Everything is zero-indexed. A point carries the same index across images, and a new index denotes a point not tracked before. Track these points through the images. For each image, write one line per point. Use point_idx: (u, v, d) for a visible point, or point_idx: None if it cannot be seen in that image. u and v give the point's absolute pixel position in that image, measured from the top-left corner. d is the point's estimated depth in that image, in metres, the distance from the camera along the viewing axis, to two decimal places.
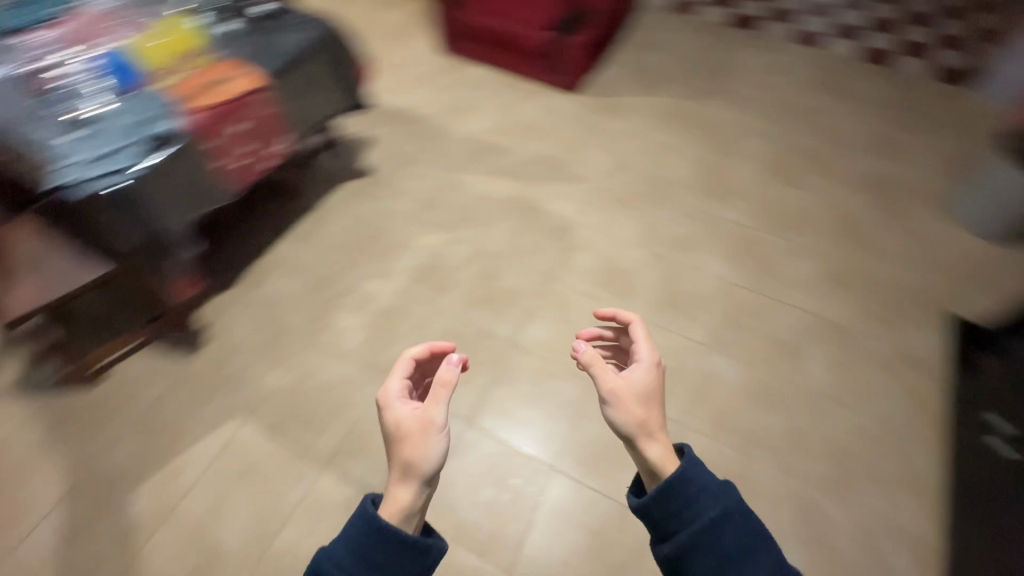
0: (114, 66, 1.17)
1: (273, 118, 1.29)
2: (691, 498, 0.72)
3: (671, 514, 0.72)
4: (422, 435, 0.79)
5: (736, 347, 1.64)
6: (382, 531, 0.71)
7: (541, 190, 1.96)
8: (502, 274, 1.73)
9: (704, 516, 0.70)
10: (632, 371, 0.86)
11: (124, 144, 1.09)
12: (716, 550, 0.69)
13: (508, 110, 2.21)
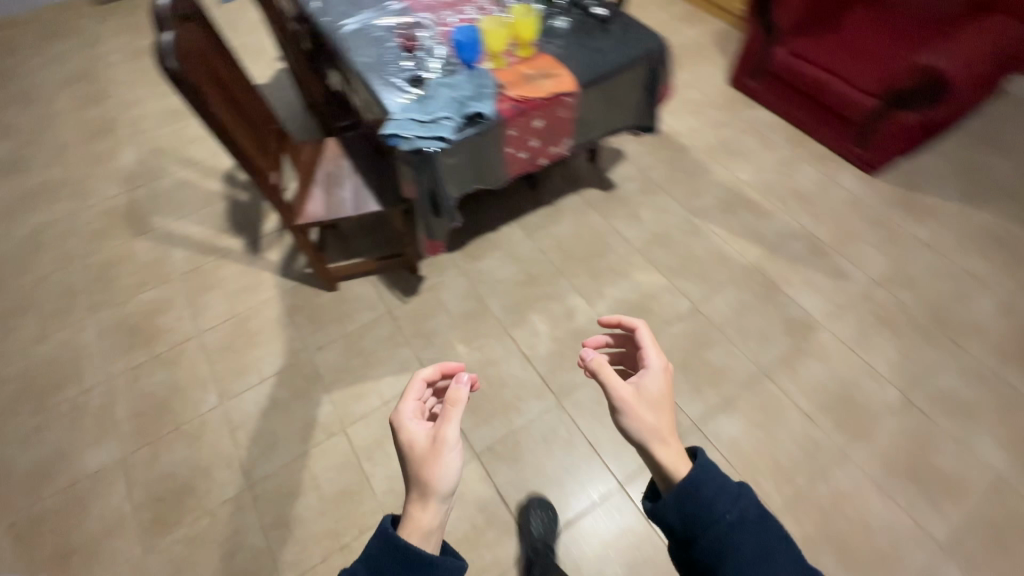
0: (464, 43, 1.20)
1: (569, 120, 1.29)
2: (702, 502, 0.51)
3: (689, 538, 0.51)
4: (430, 452, 0.66)
5: (987, 567, 1.23)
6: (397, 554, 0.56)
7: (790, 270, 1.70)
8: (714, 346, 1.55)
9: (721, 524, 0.50)
10: (644, 380, 0.69)
11: (448, 109, 1.13)
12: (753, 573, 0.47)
13: (783, 170, 1.96)
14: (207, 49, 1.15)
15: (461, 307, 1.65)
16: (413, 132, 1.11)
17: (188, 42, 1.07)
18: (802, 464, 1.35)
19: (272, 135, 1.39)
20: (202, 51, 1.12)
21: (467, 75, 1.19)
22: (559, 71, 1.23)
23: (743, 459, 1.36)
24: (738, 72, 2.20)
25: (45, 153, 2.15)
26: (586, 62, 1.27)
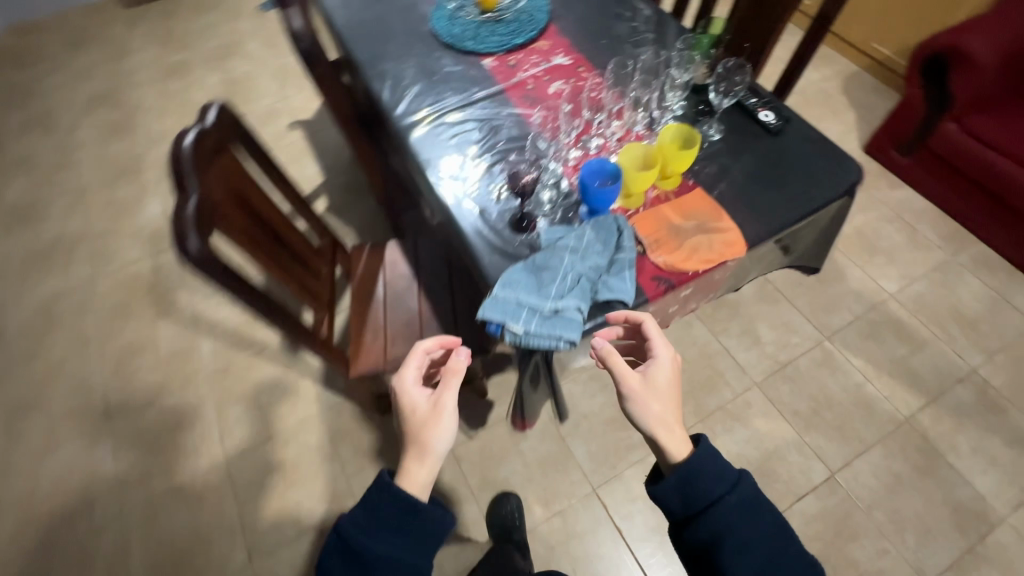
0: (599, 195, 0.85)
1: (719, 282, 0.95)
2: (701, 486, 0.66)
3: (690, 512, 0.66)
4: (426, 417, 0.70)
5: None
6: (400, 502, 0.63)
7: (955, 431, 1.34)
8: (860, 537, 1.22)
9: (715, 502, 0.65)
10: (653, 370, 0.76)
11: (578, 292, 0.79)
12: (738, 541, 0.63)
13: (939, 281, 1.57)
14: (242, 181, 0.84)
15: (538, 449, 1.35)
16: (529, 327, 0.78)
17: (216, 190, 0.76)
18: None
19: (320, 257, 1.09)
20: (236, 190, 0.82)
21: (598, 231, 0.85)
22: (722, 220, 0.89)
23: None
24: (879, 138, 1.78)
25: (64, 196, 1.91)
26: (757, 203, 0.92)
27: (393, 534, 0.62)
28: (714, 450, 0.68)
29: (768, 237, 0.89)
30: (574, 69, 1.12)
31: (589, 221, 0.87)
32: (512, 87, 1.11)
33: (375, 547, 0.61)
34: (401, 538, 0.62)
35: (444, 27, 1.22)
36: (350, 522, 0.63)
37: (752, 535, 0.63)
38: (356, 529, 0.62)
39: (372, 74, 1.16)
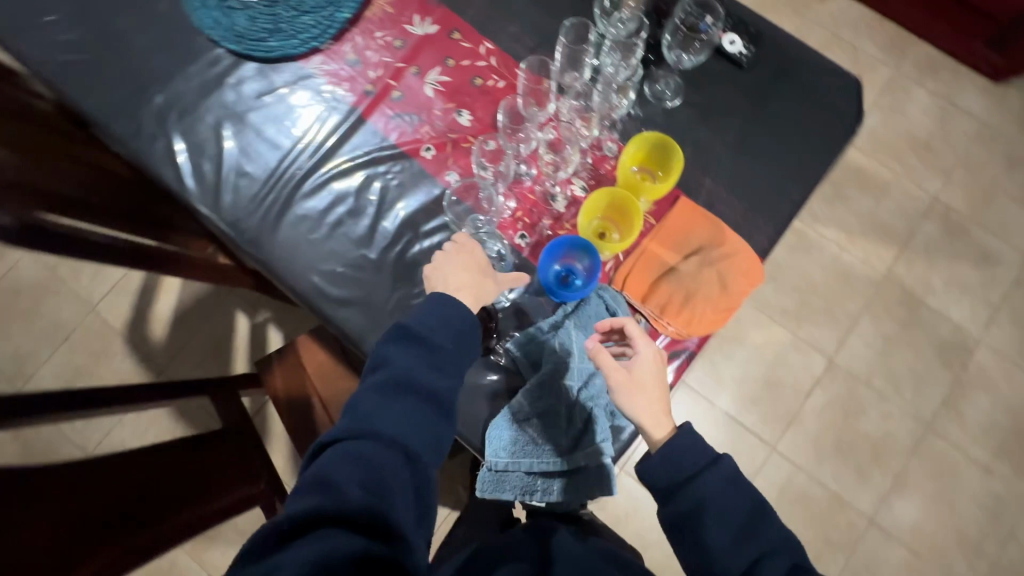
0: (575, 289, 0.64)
1: None
2: (680, 463, 0.55)
3: (669, 492, 0.55)
4: (478, 269, 0.63)
5: None
6: (459, 312, 0.58)
7: (928, 272, 1.35)
8: (865, 408, 1.28)
9: (696, 476, 0.54)
10: (631, 363, 0.59)
11: (600, 430, 0.61)
12: (724, 520, 0.53)
13: (889, 106, 1.44)
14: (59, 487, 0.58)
15: None
16: (552, 493, 0.62)
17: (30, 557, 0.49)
18: (988, 530, 1.22)
19: (213, 441, 0.87)
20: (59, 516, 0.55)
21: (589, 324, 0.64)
22: (726, 240, 0.67)
23: (927, 545, 1.22)
24: None
25: None
26: (755, 190, 0.70)
27: (457, 338, 0.57)
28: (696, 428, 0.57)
29: (779, 236, 0.69)
30: (447, 46, 0.75)
31: (568, 311, 0.65)
32: (370, 102, 0.74)
33: (439, 341, 0.56)
34: (462, 346, 0.57)
35: (220, 20, 0.76)
36: (417, 316, 0.57)
37: (730, 507, 0.53)
38: (421, 322, 0.57)
39: (143, 145, 0.72)
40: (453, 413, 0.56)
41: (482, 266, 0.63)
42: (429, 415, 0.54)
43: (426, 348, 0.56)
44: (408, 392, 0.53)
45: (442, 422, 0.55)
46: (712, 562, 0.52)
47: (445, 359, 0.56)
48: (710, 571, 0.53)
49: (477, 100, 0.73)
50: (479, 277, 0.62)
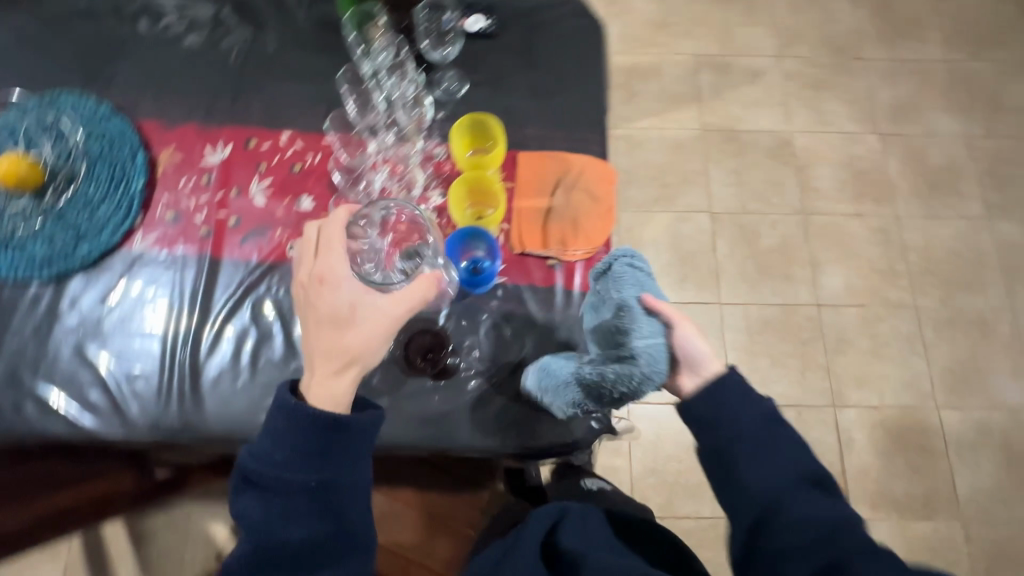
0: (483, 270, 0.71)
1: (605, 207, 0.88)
2: (709, 399, 0.61)
3: (706, 423, 0.60)
4: (334, 326, 0.59)
5: (1010, 203, 1.51)
6: (298, 433, 0.55)
7: (728, 107, 1.59)
8: (757, 230, 1.47)
9: (739, 423, 0.59)
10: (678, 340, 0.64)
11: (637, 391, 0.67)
12: (745, 444, 0.58)
13: (620, 10, 1.67)
14: None
15: None
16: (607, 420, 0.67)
17: None
18: (890, 255, 1.46)
19: None
20: None
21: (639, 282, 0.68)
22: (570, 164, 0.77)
23: (864, 294, 1.42)
24: None
25: None
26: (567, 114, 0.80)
27: (311, 462, 0.56)
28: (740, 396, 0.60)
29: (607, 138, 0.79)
30: (253, 156, 0.77)
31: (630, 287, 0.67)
32: (212, 241, 0.74)
33: (288, 477, 0.55)
34: (315, 473, 0.55)
35: (18, 260, 0.71)
36: (257, 460, 0.55)
37: (769, 447, 0.58)
38: (263, 461, 0.56)
39: (13, 418, 0.65)
40: (342, 540, 0.57)
41: (337, 320, 0.59)
42: (309, 558, 0.55)
43: (284, 487, 0.55)
44: (275, 551, 0.55)
45: (328, 557, 0.56)
46: (746, 493, 0.57)
47: (299, 497, 0.55)
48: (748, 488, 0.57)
49: (306, 182, 0.76)
50: (337, 335, 0.59)
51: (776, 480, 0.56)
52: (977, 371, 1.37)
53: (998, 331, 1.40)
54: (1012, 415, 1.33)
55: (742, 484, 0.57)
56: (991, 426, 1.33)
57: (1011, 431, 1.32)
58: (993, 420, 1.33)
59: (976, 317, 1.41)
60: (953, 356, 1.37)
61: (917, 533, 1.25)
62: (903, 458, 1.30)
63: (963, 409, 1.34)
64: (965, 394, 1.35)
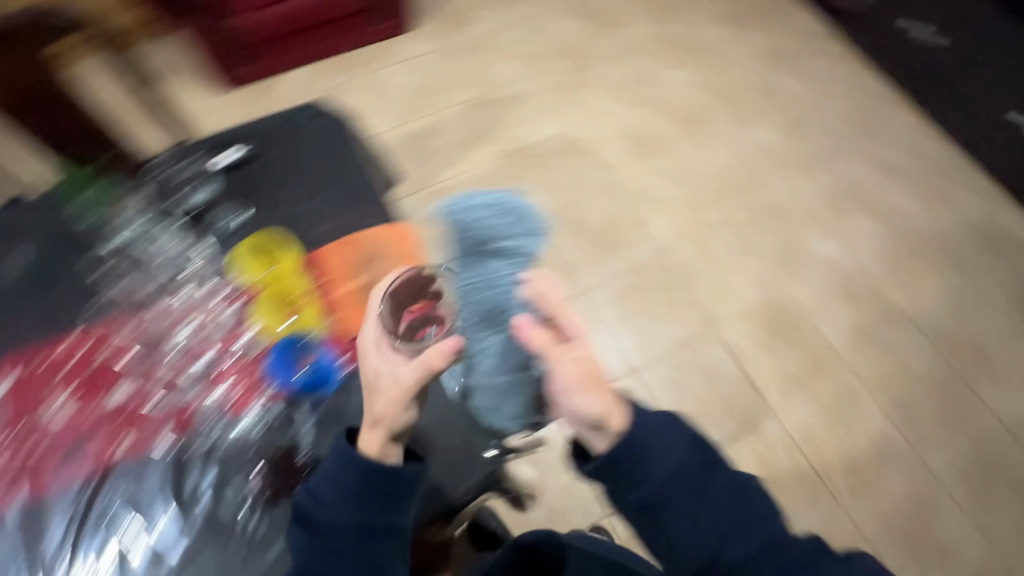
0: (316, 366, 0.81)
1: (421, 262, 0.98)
2: (626, 460, 0.58)
3: (626, 478, 0.58)
4: (371, 389, 0.69)
5: (751, 112, 1.82)
6: (354, 476, 0.66)
7: (511, 132, 1.76)
8: (582, 217, 1.62)
9: (655, 474, 0.57)
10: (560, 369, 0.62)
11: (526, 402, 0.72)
12: (678, 501, 0.56)
13: (383, 92, 1.81)
14: None
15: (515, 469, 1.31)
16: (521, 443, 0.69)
17: None
18: (691, 190, 1.67)
19: None
20: None
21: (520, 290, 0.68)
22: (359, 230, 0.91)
23: (688, 228, 1.61)
24: (225, 76, 1.77)
25: None
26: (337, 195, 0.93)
27: (363, 498, 0.66)
28: (655, 445, 0.58)
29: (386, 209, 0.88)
30: (41, 381, 0.79)
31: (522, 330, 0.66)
32: (34, 472, 0.74)
33: (341, 506, 0.66)
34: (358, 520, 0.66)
35: None
36: (320, 496, 0.67)
37: (694, 492, 0.57)
38: (322, 491, 0.67)
39: None
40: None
41: (370, 386, 0.69)
42: None
43: (337, 516, 0.66)
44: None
45: None
46: (677, 548, 0.56)
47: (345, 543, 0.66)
48: (671, 534, 0.56)
49: (109, 381, 0.81)
50: (372, 400, 0.68)
51: (712, 529, 0.55)
52: (796, 247, 1.60)
53: (793, 207, 1.66)
54: (835, 267, 1.57)
55: (687, 540, 0.55)
56: (827, 283, 1.55)
57: (842, 280, 1.56)
58: (825, 278, 1.56)
59: (773, 204, 1.66)
60: (774, 244, 1.60)
61: (823, 395, 1.41)
62: (782, 342, 1.47)
63: (802, 281, 1.55)
64: (797, 269, 1.57)
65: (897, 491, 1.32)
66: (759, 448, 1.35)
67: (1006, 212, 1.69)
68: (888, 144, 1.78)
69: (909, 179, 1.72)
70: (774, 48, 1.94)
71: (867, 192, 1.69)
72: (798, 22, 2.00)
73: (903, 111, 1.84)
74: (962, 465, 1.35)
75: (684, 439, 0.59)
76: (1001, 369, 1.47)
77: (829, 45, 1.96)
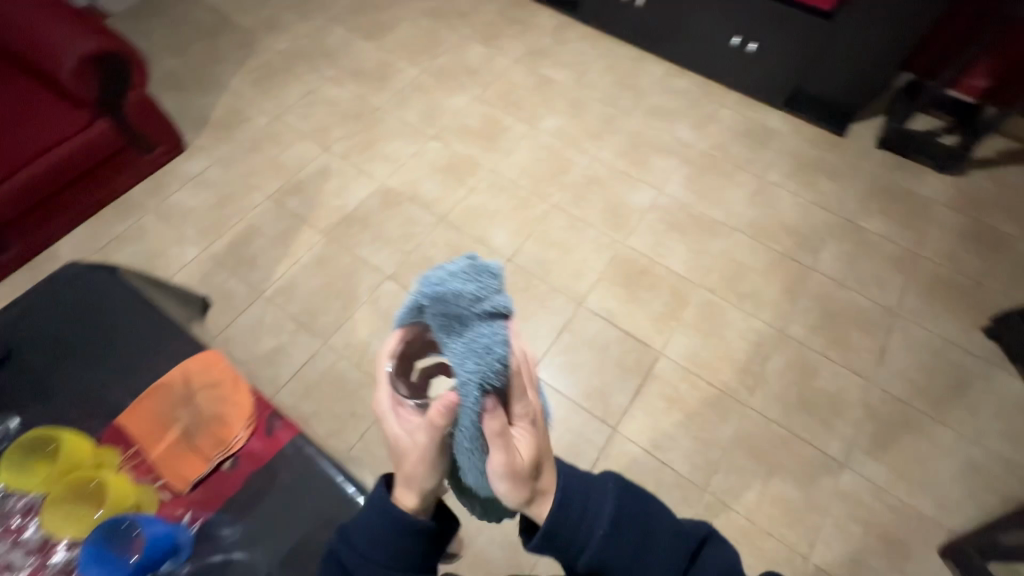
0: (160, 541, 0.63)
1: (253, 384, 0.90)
2: (567, 534, 0.59)
3: (566, 545, 0.59)
4: (395, 451, 0.58)
5: (534, 108, 1.98)
6: (392, 530, 0.58)
7: (327, 206, 1.74)
8: (428, 256, 1.64)
9: (593, 537, 0.59)
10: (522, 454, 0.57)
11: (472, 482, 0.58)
12: (617, 563, 0.59)
13: (180, 219, 1.70)
14: None
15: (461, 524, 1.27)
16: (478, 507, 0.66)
17: None
18: (512, 193, 1.77)
19: None
20: None
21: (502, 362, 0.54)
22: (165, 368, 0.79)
23: (524, 227, 1.70)
24: None
25: None
26: (131, 347, 0.81)
27: (401, 550, 0.59)
28: (585, 508, 0.60)
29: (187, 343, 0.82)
30: None
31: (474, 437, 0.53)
32: None
33: (369, 552, 0.59)
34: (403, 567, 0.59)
35: None
36: (366, 545, 0.59)
37: (633, 545, 0.60)
38: (358, 535, 0.60)
39: None
40: None
41: (395, 452, 0.58)
42: None
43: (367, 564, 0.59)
44: None
45: None
46: None
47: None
48: None
49: None
50: (399, 463, 0.58)
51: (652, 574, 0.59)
52: (619, 205, 1.75)
53: (603, 173, 1.82)
54: (655, 208, 1.75)
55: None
56: (655, 224, 1.72)
57: (666, 216, 1.73)
58: (652, 220, 1.72)
59: (586, 177, 1.81)
60: (600, 209, 1.74)
61: (692, 317, 1.55)
62: (642, 289, 1.59)
63: (635, 231, 1.70)
64: (627, 223, 1.71)
65: (781, 370, 1.47)
66: (663, 389, 1.43)
67: (757, 113, 2.01)
68: (650, 94, 2.04)
69: (678, 116, 1.98)
70: (529, 50, 2.15)
71: (652, 138, 1.92)
72: (538, 23, 2.25)
73: (649, 66, 2.13)
74: (817, 323, 1.55)
75: (610, 492, 0.61)
76: (809, 234, 1.71)
77: (570, 34, 2.22)
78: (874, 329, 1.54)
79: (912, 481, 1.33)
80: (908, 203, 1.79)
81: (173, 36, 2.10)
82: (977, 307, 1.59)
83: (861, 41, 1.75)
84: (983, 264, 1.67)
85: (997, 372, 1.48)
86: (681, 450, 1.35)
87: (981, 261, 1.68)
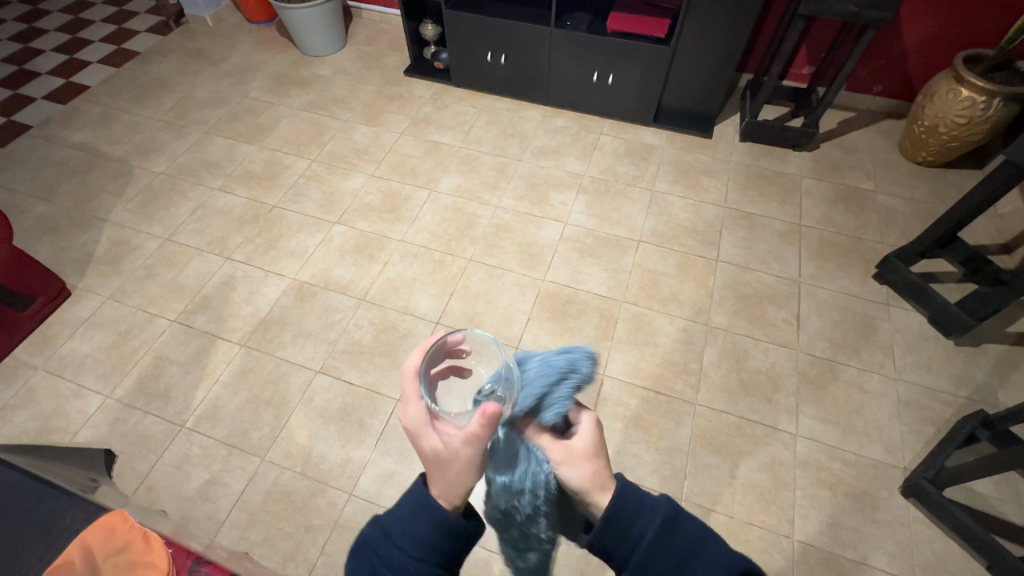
0: None
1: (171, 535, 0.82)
2: (621, 525, 0.61)
3: (618, 540, 0.61)
4: (430, 463, 0.59)
5: (429, 173, 2.04)
6: (430, 522, 0.59)
7: (238, 317, 1.66)
8: (355, 340, 1.60)
9: (643, 531, 0.60)
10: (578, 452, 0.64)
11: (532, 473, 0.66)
12: (666, 566, 0.59)
13: (76, 368, 1.55)
14: None
15: None
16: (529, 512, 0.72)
17: None
18: (425, 259, 1.78)
19: None
20: None
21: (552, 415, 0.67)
22: (59, 543, 0.73)
23: (444, 288, 1.70)
24: None
25: None
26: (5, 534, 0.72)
27: (436, 548, 0.59)
28: (631, 505, 0.61)
29: (94, 512, 0.76)
30: None
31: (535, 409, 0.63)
32: None
33: (404, 543, 0.58)
34: (436, 537, 0.59)
35: None
36: (396, 517, 0.60)
37: (684, 543, 0.60)
38: (394, 525, 0.59)
39: None
40: None
41: (432, 465, 0.59)
42: None
43: (396, 557, 0.57)
44: None
45: None
46: None
47: (430, 543, 0.59)
48: None
49: None
50: (434, 470, 0.60)
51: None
52: (531, 245, 1.81)
53: (509, 218, 1.88)
54: (565, 241, 1.82)
55: None
56: (568, 253, 1.78)
57: (576, 245, 1.81)
58: (564, 252, 1.79)
59: (494, 225, 1.86)
60: (514, 254, 1.78)
61: (624, 333, 1.60)
62: (573, 319, 1.62)
63: (552, 267, 1.75)
64: (541, 261, 1.76)
65: (716, 360, 1.54)
66: (616, 410, 1.44)
67: (633, 132, 2.19)
68: (534, 138, 2.17)
69: (565, 153, 2.11)
70: (413, 121, 2.24)
71: (546, 176, 2.02)
72: (417, 96, 2.36)
73: (528, 113, 2.27)
74: (736, 308, 1.65)
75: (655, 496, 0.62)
76: (706, 229, 1.85)
77: (449, 99, 2.34)
78: (786, 301, 1.66)
79: (858, 431, 1.41)
80: (780, 183, 1.98)
81: (39, 182, 1.99)
82: (861, 259, 1.76)
83: (699, 55, 1.97)
84: (855, 219, 1.87)
85: (895, 311, 1.63)
86: (649, 463, 1.36)
87: (853, 217, 1.87)
